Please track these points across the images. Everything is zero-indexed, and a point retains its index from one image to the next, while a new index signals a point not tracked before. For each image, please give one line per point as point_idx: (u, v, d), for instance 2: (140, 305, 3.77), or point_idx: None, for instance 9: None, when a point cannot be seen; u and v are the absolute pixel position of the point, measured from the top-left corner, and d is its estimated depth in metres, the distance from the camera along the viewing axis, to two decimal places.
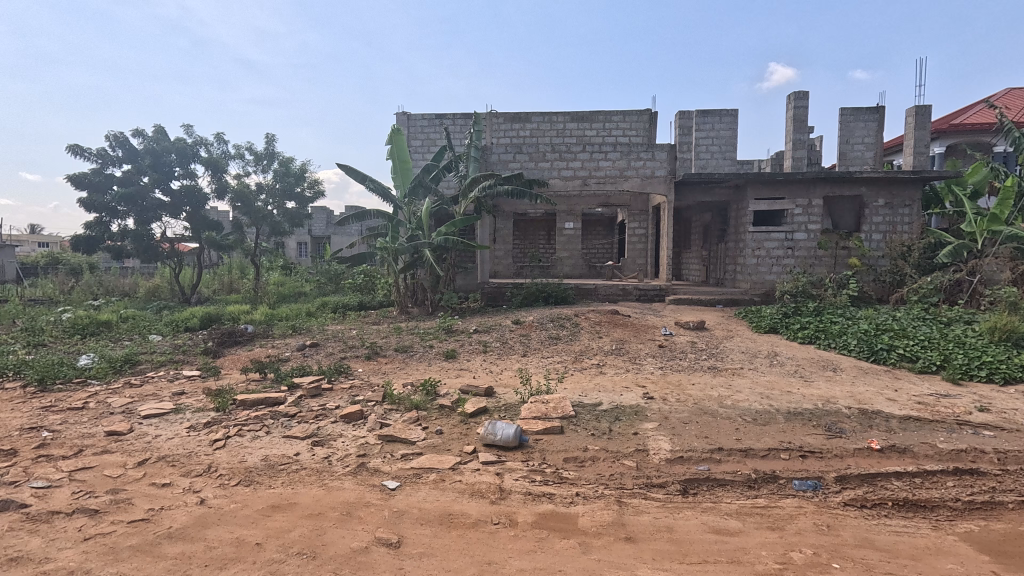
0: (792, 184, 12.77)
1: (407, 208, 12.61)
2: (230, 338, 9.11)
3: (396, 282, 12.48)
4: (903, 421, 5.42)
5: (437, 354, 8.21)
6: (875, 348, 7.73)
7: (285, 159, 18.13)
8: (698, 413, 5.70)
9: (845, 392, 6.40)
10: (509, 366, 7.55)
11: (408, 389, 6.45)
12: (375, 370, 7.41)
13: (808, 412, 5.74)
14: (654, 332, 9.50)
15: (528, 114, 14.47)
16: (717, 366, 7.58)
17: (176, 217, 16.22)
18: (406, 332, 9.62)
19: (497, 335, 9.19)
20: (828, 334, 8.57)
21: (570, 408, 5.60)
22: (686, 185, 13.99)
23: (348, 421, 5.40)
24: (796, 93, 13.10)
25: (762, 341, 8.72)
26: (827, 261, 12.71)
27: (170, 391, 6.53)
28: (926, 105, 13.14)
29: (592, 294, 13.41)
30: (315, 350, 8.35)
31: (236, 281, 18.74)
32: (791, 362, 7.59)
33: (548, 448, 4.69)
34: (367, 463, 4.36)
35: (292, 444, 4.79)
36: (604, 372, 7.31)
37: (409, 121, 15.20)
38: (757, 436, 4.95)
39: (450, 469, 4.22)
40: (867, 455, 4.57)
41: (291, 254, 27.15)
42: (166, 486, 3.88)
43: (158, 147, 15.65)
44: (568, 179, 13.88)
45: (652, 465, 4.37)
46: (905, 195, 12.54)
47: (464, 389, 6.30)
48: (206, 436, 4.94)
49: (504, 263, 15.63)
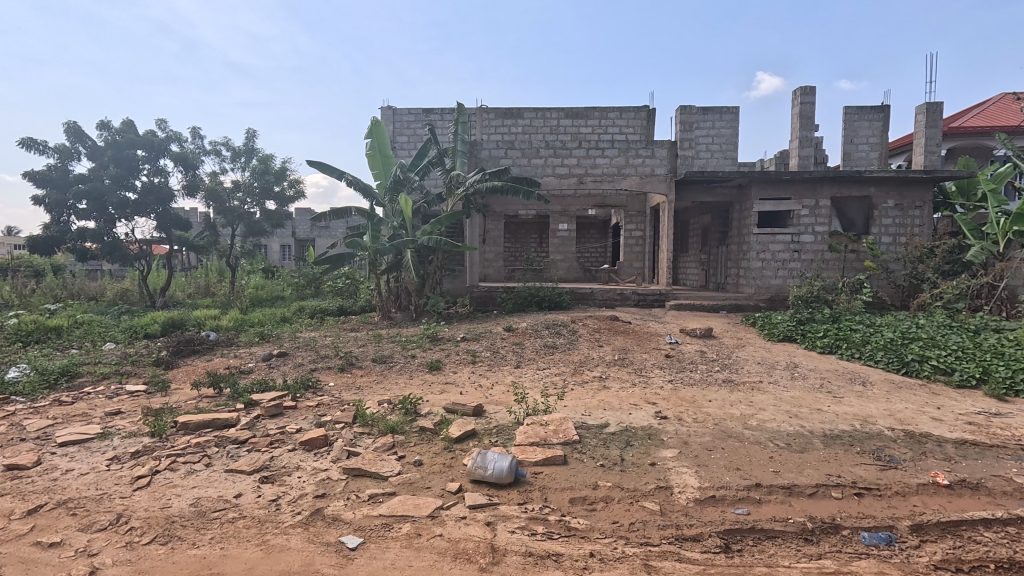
0: (799, 184, 12.14)
1: (389, 206, 11.82)
2: (187, 347, 8.13)
3: (378, 286, 11.64)
4: (960, 447, 4.68)
5: (419, 365, 7.34)
6: (906, 360, 6.99)
7: (265, 156, 17.17)
8: (721, 437, 4.89)
9: (882, 410, 5.65)
10: (501, 380, 6.68)
11: (384, 407, 5.57)
12: (348, 385, 6.50)
13: (846, 435, 4.97)
14: (658, 341, 8.70)
15: (521, 110, 13.66)
16: (732, 379, 6.80)
17: (143, 216, 15.11)
18: (387, 340, 8.71)
19: (487, 344, 8.33)
20: (851, 342, 7.83)
21: (574, 432, 4.79)
22: (687, 184, 13.26)
23: (310, 449, 4.51)
24: (803, 88, 12.49)
25: (779, 351, 7.97)
26: (834, 265, 12.11)
27: (105, 410, 5.57)
28: (937, 102, 12.60)
29: (588, 299, 12.68)
30: (282, 361, 7.42)
31: (212, 284, 17.66)
32: (814, 375, 6.83)
33: (549, 485, 3.86)
34: (324, 509, 3.47)
35: (234, 481, 3.87)
36: (607, 386, 6.48)
37: (394, 116, 14.36)
38: (798, 468, 4.15)
39: (428, 518, 3.35)
40: (934, 493, 3.81)
41: (275, 257, 26.40)
42: (53, 548, 2.98)
43: (122, 140, 14.59)
44: (562, 177, 13.12)
45: (679, 509, 3.55)
46: (916, 195, 11.97)
47: (450, 408, 5.42)
48: (129, 471, 4.01)
49: (495, 266, 14.79)
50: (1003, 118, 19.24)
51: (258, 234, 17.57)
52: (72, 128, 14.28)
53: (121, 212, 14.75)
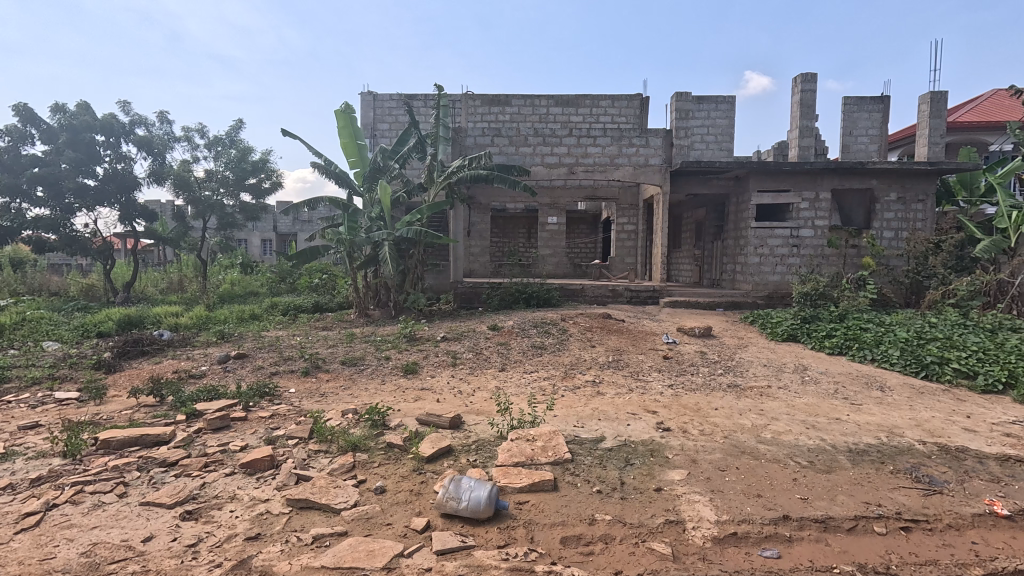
0: (799, 175, 11.58)
1: (367, 196, 11.22)
2: (135, 348, 7.29)
3: (354, 282, 10.91)
4: (1004, 465, 4.10)
5: (394, 367, 6.63)
6: (925, 362, 6.42)
7: (241, 144, 16.20)
8: (733, 453, 4.27)
9: (907, 420, 5.05)
10: (483, 386, 5.97)
11: (348, 419, 4.85)
12: (311, 392, 5.76)
13: (873, 450, 4.38)
14: (654, 341, 8.06)
15: (507, 97, 12.66)
16: (738, 384, 6.18)
17: (104, 205, 14.07)
18: (359, 339, 7.96)
19: (469, 344, 7.62)
20: (861, 343, 7.27)
21: (565, 449, 4.15)
22: (683, 175, 12.60)
23: (252, 472, 3.79)
24: (804, 75, 11.94)
25: (785, 352, 7.38)
26: (834, 261, 11.61)
27: (19, 423, 4.76)
28: (942, 91, 12.11)
29: (578, 296, 12.01)
30: (239, 364, 6.65)
31: (185, 279, 16.64)
32: (827, 379, 6.22)
33: (536, 520, 3.21)
34: (253, 559, 2.77)
35: (149, 518, 3.15)
36: (602, 393, 5.81)
37: (375, 102, 13.58)
38: (828, 494, 3.52)
39: (383, 571, 2.68)
40: (995, 526, 3.22)
41: (255, 253, 25.38)
42: None
43: (79, 122, 13.52)
44: (551, 166, 12.50)
45: (694, 552, 2.94)
46: (919, 189, 11.51)
47: (423, 420, 4.73)
48: (17, 505, 3.24)
49: (481, 261, 14.07)
50: (997, 113, 18.98)
51: (233, 228, 16.64)
52: (25, 109, 13.26)
53: (79, 201, 13.73)
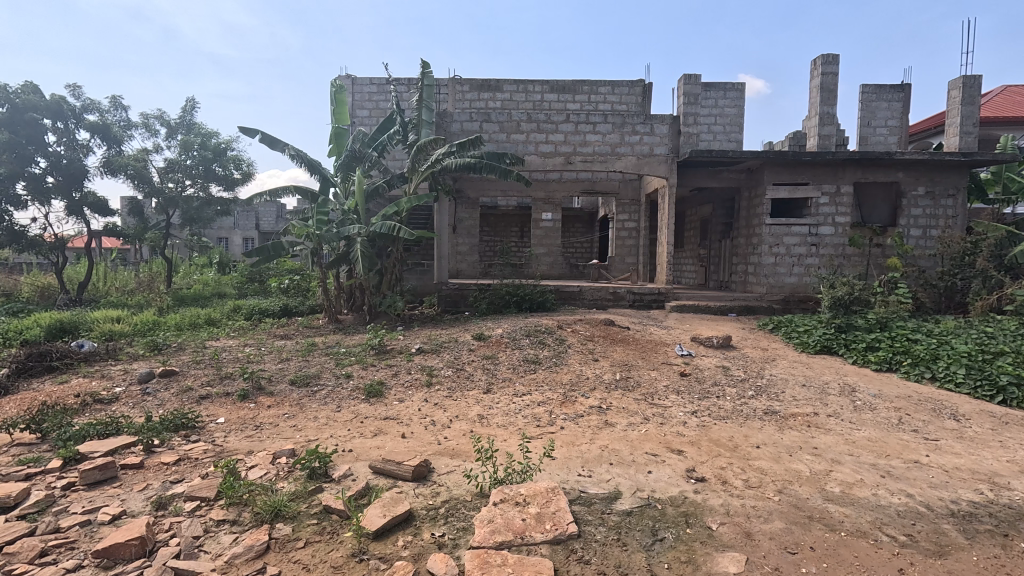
0: (818, 167, 10.50)
1: (342, 186, 10.01)
2: (40, 362, 5.99)
3: (324, 282, 9.67)
4: None
5: (354, 389, 5.40)
6: (1001, 383, 5.30)
7: (203, 130, 14.80)
8: (801, 520, 3.11)
9: (1007, 464, 3.92)
10: (462, 415, 4.77)
11: (277, 468, 3.62)
12: (243, 424, 4.55)
13: (986, 513, 3.23)
14: (666, 353, 6.90)
15: (499, 82, 11.83)
16: (776, 411, 5.02)
17: (53, 196, 12.68)
18: (319, 352, 6.71)
19: (448, 358, 6.41)
20: (914, 357, 6.17)
21: (569, 518, 2.95)
22: (691, 166, 11.45)
23: (109, 566, 2.58)
24: (823, 57, 10.85)
25: (823, 369, 6.24)
26: (857, 261, 10.54)
27: None
28: (975, 76, 11.08)
29: (576, 298, 10.86)
30: (163, 385, 5.39)
31: (148, 278, 15.22)
32: (884, 405, 5.08)
33: None
34: None
35: None
36: (611, 424, 4.62)
37: (354, 86, 12.36)
38: None
39: None
40: None
41: (236, 251, 23.98)
42: None
43: (20, 101, 12.08)
44: (547, 155, 11.19)
45: None
46: (950, 182, 10.45)
47: (379, 469, 3.54)
48: None
49: (469, 261, 12.91)
50: (1014, 108, 18.09)
51: (198, 223, 15.25)
52: None
53: (26, 193, 12.43)
